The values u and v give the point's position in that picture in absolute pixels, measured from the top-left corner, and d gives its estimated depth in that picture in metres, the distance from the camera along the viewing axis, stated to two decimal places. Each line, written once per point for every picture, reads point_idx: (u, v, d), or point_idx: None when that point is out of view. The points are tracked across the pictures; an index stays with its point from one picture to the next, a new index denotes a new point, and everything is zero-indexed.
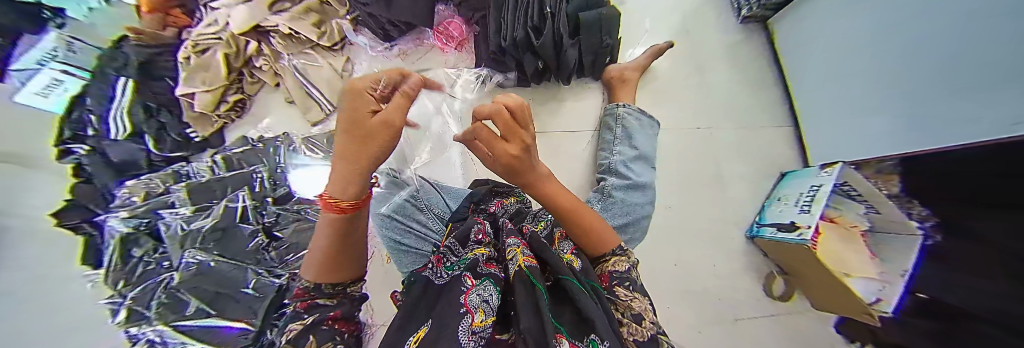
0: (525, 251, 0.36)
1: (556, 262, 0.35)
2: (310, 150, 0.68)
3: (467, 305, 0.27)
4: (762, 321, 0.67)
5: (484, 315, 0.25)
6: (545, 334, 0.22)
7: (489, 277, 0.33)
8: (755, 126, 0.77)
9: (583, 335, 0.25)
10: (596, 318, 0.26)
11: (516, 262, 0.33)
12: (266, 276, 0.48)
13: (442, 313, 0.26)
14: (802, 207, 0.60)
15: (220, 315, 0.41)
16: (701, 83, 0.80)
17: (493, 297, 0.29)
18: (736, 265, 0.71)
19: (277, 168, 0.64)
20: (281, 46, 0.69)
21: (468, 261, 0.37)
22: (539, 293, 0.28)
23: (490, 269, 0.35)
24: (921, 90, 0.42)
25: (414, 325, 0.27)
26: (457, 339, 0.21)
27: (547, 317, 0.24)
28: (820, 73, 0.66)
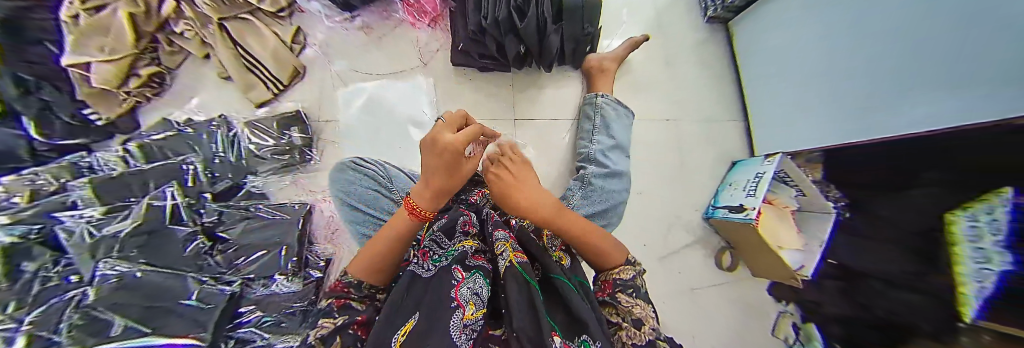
0: (514, 247, 0.36)
1: (548, 261, 0.36)
2: (255, 136, 0.57)
3: (459, 300, 0.27)
4: (714, 290, 0.76)
5: (473, 309, 0.27)
6: (541, 331, 0.23)
7: (478, 270, 0.33)
8: (715, 117, 0.84)
9: (575, 335, 0.25)
10: (589, 318, 0.26)
11: (506, 256, 0.34)
12: (211, 285, 0.40)
13: (434, 305, 0.27)
14: (749, 191, 0.67)
15: (159, 333, 0.30)
16: (671, 74, 0.84)
17: (484, 290, 0.30)
18: (695, 243, 0.79)
19: (214, 158, 0.53)
20: (206, 8, 0.55)
21: (456, 254, 0.37)
22: (533, 289, 0.29)
23: (479, 262, 0.35)
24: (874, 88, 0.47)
25: (399, 320, 0.26)
26: (451, 339, 0.21)
27: (542, 312, 0.25)
28: (768, 69, 0.73)
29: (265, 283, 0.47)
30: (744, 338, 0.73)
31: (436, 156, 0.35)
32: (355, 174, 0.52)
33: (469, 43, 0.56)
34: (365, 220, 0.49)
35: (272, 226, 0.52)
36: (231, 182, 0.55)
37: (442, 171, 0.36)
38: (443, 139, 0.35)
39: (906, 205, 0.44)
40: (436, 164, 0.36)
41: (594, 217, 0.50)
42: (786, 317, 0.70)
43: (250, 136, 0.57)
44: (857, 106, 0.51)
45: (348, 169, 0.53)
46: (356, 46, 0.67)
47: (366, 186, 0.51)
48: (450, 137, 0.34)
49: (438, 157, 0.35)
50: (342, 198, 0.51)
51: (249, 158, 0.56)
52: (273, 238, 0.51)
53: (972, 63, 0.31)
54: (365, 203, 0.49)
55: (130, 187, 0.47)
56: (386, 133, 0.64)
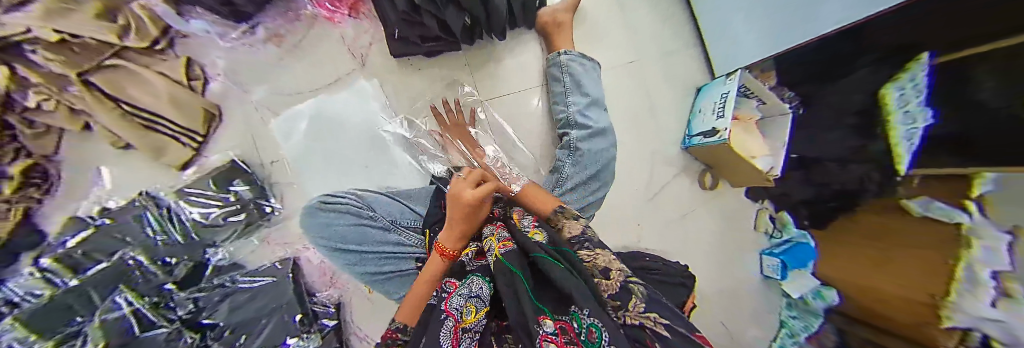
0: (500, 237, 0.35)
1: (525, 241, 0.32)
2: (194, 204, 0.49)
3: (450, 312, 0.28)
4: (703, 208, 0.84)
5: (476, 310, 0.27)
6: (526, 320, 0.22)
7: (474, 273, 0.34)
8: (677, 45, 0.83)
9: (567, 309, 0.23)
10: (573, 287, 0.23)
11: (494, 252, 0.33)
12: None
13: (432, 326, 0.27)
14: (718, 114, 0.70)
15: None
16: (626, 11, 0.81)
17: (484, 290, 0.29)
18: (680, 173, 0.83)
19: (156, 243, 0.45)
20: (53, 64, 0.42)
21: (458, 266, 0.37)
22: (518, 279, 0.27)
23: (478, 263, 0.36)
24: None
25: None
26: None
27: (524, 297, 0.24)
28: None
29: None
30: (735, 241, 0.83)
31: (460, 209, 0.37)
32: (325, 213, 0.46)
33: (404, 26, 0.47)
34: (360, 258, 0.45)
35: (256, 295, 0.47)
36: (192, 262, 0.47)
37: (466, 221, 0.38)
38: (463, 194, 0.37)
39: (859, 92, 0.47)
40: (463, 217, 0.38)
41: (591, 183, 0.48)
42: (764, 213, 0.79)
43: (189, 206, 0.49)
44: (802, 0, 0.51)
45: (317, 211, 0.47)
46: (270, 64, 0.55)
47: (346, 222, 0.46)
48: (472, 189, 0.37)
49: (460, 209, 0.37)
50: (323, 243, 0.46)
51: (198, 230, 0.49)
52: (268, 305, 0.47)
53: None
54: (353, 241, 0.45)
55: (69, 307, 0.38)
56: (347, 157, 0.57)
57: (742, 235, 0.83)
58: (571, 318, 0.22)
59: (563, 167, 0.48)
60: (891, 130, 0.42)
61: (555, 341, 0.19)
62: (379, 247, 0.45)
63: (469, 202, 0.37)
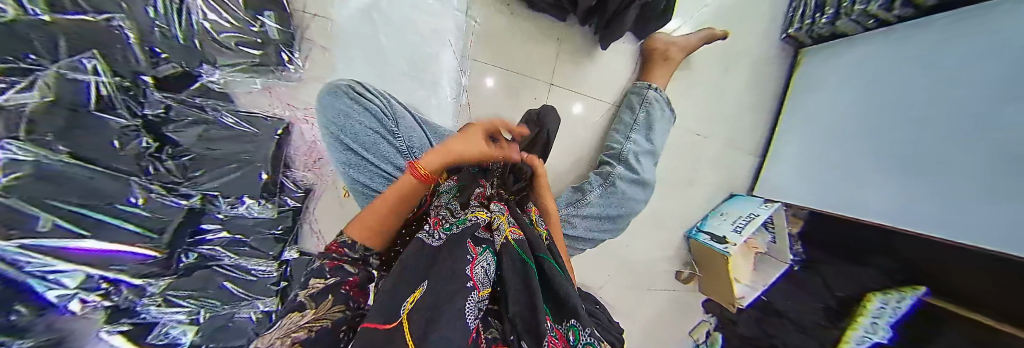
0: (510, 221, 0.38)
1: (538, 238, 0.38)
2: (214, 12, 0.42)
3: (473, 279, 0.27)
4: (666, 293, 0.88)
5: (483, 287, 0.27)
6: (535, 314, 0.27)
7: (487, 246, 0.33)
8: (737, 144, 0.88)
9: (564, 320, 0.30)
10: (577, 306, 0.31)
11: (504, 232, 0.36)
12: (163, 196, 0.35)
13: (442, 276, 0.26)
14: (736, 226, 0.75)
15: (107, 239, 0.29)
16: (723, 84, 0.82)
17: (491, 266, 0.30)
18: (670, 252, 0.87)
19: (151, 27, 0.35)
20: None
21: (468, 224, 0.35)
22: (527, 267, 0.31)
23: (485, 232, 0.35)
24: (891, 149, 0.59)
25: (402, 292, 0.24)
26: (464, 321, 0.21)
27: (541, 296, 0.28)
28: (799, 118, 0.81)
29: (233, 204, 0.43)
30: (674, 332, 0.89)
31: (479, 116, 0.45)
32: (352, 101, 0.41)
33: None
34: (361, 163, 0.41)
35: (240, 137, 0.44)
36: (179, 68, 0.40)
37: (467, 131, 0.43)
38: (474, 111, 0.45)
39: None
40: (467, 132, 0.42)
41: (606, 225, 0.51)
42: (703, 326, 0.86)
43: (201, 3, 0.40)
44: (878, 174, 0.61)
45: (343, 95, 0.41)
46: None
47: (367, 123, 0.41)
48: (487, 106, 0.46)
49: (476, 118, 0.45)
50: (334, 132, 0.41)
51: (201, 38, 0.41)
52: (239, 153, 0.44)
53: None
54: (364, 147, 0.41)
55: (30, 40, 0.25)
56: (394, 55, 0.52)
57: (675, 320, 0.89)
58: (567, 328, 0.30)
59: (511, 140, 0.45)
60: (859, 314, 0.56)
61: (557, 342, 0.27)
62: (383, 166, 0.41)
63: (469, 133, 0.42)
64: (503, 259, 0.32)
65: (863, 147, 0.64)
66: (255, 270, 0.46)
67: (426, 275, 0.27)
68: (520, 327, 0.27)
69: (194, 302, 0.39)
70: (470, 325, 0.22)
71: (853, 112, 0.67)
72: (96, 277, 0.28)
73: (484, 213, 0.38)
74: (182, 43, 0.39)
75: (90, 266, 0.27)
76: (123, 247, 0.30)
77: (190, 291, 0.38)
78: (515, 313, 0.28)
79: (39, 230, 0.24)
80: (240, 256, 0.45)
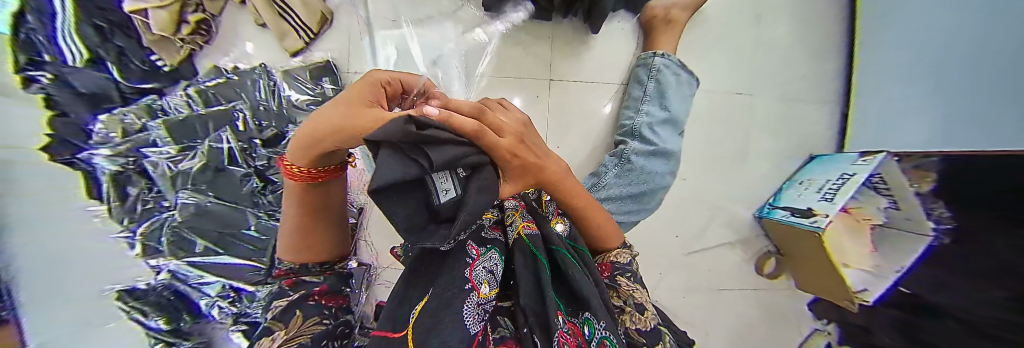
0: (523, 217, 0.39)
1: (550, 231, 0.36)
2: (294, 86, 0.60)
3: (473, 280, 0.29)
4: (744, 291, 0.73)
5: (488, 287, 0.30)
6: (546, 309, 0.27)
7: (493, 245, 0.35)
8: (799, 100, 0.75)
9: (580, 313, 0.29)
10: (593, 296, 0.28)
11: (517, 229, 0.36)
12: (266, 220, 0.50)
13: (446, 275, 0.30)
14: (824, 195, 0.61)
15: (232, 254, 0.45)
16: (757, 37, 0.73)
17: (498, 267, 0.33)
18: (736, 239, 0.73)
19: (258, 105, 0.56)
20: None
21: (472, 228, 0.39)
22: (539, 263, 0.31)
23: (492, 234, 0.38)
24: (975, 87, 0.48)
25: (413, 298, 0.29)
26: (462, 320, 0.25)
27: (548, 290, 0.28)
28: (892, 57, 0.64)
29: None
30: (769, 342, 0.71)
31: (361, 87, 0.24)
32: None
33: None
34: None
35: None
36: (275, 130, 0.56)
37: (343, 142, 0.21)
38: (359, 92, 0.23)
39: None
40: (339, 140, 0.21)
41: (632, 204, 0.49)
42: (821, 336, 0.68)
43: (286, 87, 0.60)
44: (998, 101, 0.44)
45: None
46: None
47: None
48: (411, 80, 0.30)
49: (351, 91, 0.23)
50: None
51: (289, 108, 0.59)
52: None
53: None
54: None
55: (195, 128, 0.50)
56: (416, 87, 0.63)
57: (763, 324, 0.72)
58: (582, 322, 0.28)
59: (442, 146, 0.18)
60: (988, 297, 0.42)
61: (569, 341, 0.25)
62: None
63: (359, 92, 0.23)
64: (516, 257, 0.32)
65: (974, 72, 0.48)
66: None
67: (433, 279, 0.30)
68: (533, 321, 0.27)
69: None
70: (470, 328, 0.25)
71: (924, 67, 0.56)
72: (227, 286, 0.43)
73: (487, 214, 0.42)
74: (278, 111, 0.58)
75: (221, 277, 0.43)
76: (244, 261, 0.45)
77: None
78: (527, 307, 0.28)
79: (196, 250, 0.43)
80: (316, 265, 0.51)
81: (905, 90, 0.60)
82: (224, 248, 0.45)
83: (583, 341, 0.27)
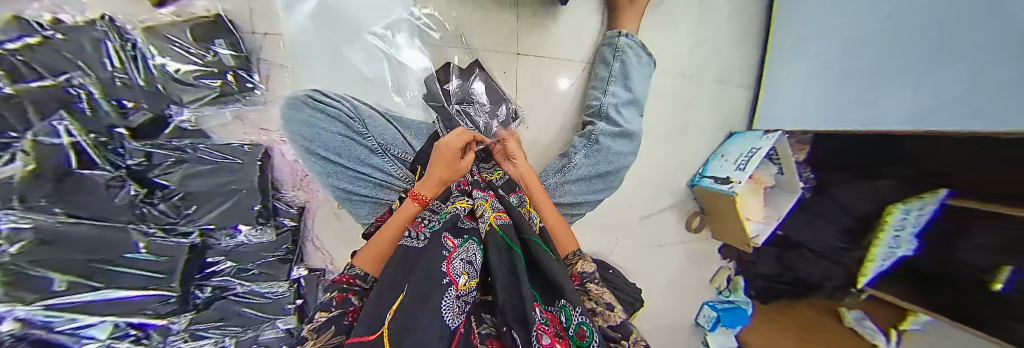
0: (494, 206, 0.38)
1: (521, 221, 0.37)
2: (177, 46, 0.44)
3: (450, 274, 0.28)
4: (678, 245, 0.88)
5: (468, 278, 0.29)
6: (523, 300, 0.26)
7: (470, 237, 0.34)
8: (729, 83, 0.86)
9: (557, 300, 0.28)
10: (567, 283, 0.29)
11: (488, 219, 0.36)
12: (161, 236, 0.37)
13: (421, 267, 0.28)
14: (738, 165, 0.74)
15: (116, 286, 0.32)
16: (703, 21, 0.79)
17: (476, 257, 0.32)
18: (675, 203, 0.86)
19: (112, 80, 0.36)
20: None
21: (450, 216, 0.37)
22: (514, 254, 0.31)
23: (473, 225, 0.36)
24: (868, 81, 0.60)
25: (375, 307, 0.24)
26: (439, 316, 0.23)
27: (525, 281, 0.28)
28: (799, 49, 0.76)
29: (229, 233, 0.44)
30: (692, 281, 0.90)
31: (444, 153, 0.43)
32: (330, 110, 0.45)
33: None
34: (338, 172, 0.47)
35: (219, 171, 0.44)
36: (151, 114, 0.39)
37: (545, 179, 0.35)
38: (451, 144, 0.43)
39: None
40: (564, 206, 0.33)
41: (597, 185, 0.52)
42: (725, 271, 0.90)
43: (155, 52, 0.42)
44: (897, 90, 0.55)
45: (301, 104, 0.45)
46: None
47: (329, 130, 0.45)
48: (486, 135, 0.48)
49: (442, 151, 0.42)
50: (304, 143, 0.46)
51: (164, 82, 0.42)
52: (226, 184, 0.44)
53: (973, 32, 0.43)
54: (337, 153, 0.46)
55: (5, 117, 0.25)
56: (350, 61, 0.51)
57: (690, 269, 0.90)
58: (558, 310, 0.28)
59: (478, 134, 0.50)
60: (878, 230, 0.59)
61: (549, 331, 0.24)
62: (361, 169, 0.46)
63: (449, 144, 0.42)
64: (489, 249, 0.32)
65: (875, 69, 0.59)
66: (268, 293, 0.48)
67: (399, 278, 0.28)
68: (510, 317, 0.26)
69: (217, 331, 0.41)
70: (452, 323, 0.23)
71: (828, 58, 0.68)
72: (125, 325, 0.32)
73: (464, 204, 0.40)
74: (159, 90, 0.41)
75: (112, 316, 0.31)
76: (143, 292, 0.34)
77: (212, 322, 0.41)
78: (505, 303, 0.28)
79: (54, 290, 0.27)
80: (251, 282, 0.47)
81: (812, 80, 0.73)
82: (100, 282, 0.31)
83: (561, 328, 0.26)
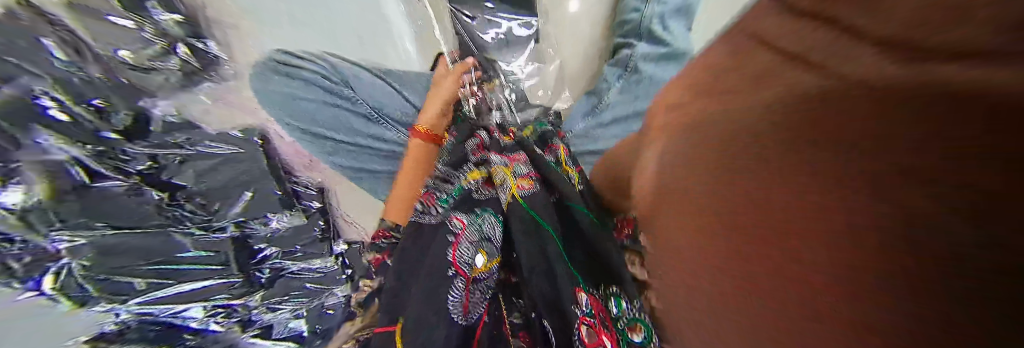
0: (517, 174, 0.43)
1: (569, 195, 0.42)
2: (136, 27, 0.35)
3: (456, 264, 0.35)
4: None
5: (488, 256, 0.37)
6: (561, 295, 0.33)
7: (488, 209, 0.42)
8: None
9: (606, 288, 0.34)
10: (622, 270, 0.35)
11: (512, 190, 0.42)
12: (202, 234, 0.38)
13: (435, 251, 0.37)
14: None
15: (185, 282, 0.37)
16: None
17: (496, 234, 0.39)
18: None
19: (68, 77, 0.28)
20: None
21: (463, 192, 0.45)
22: (552, 240, 0.36)
23: (486, 195, 0.44)
24: None
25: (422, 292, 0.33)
26: (449, 312, 0.32)
27: (571, 270, 0.34)
28: None
29: (262, 221, 0.43)
30: None
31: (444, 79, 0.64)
32: (312, 72, 0.58)
33: None
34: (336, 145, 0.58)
35: (229, 161, 0.40)
36: (129, 112, 0.32)
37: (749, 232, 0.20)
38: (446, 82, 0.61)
39: None
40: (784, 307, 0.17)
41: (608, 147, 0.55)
42: None
43: (85, 31, 0.31)
44: None
45: (271, 68, 0.52)
46: None
47: (314, 104, 0.57)
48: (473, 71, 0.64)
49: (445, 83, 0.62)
50: (291, 120, 0.52)
51: (122, 69, 0.33)
52: (238, 177, 0.41)
53: None
54: (325, 128, 0.58)
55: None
56: (343, 30, 0.67)
57: None
58: (608, 295, 0.34)
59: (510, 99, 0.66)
60: None
61: (590, 322, 0.31)
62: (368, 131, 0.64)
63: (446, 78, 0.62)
64: (513, 222, 0.39)
65: None
66: (320, 268, 0.49)
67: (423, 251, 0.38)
68: (541, 302, 0.34)
69: (288, 303, 0.46)
70: (456, 313, 0.32)
71: None
72: (211, 305, 0.39)
73: (479, 175, 0.47)
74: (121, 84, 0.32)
75: (201, 301, 0.38)
76: (213, 282, 0.39)
77: (281, 296, 0.45)
78: (541, 291, 0.34)
79: (137, 289, 0.34)
80: (300, 260, 0.47)
81: None
82: (175, 278, 0.36)
83: (610, 316, 0.32)
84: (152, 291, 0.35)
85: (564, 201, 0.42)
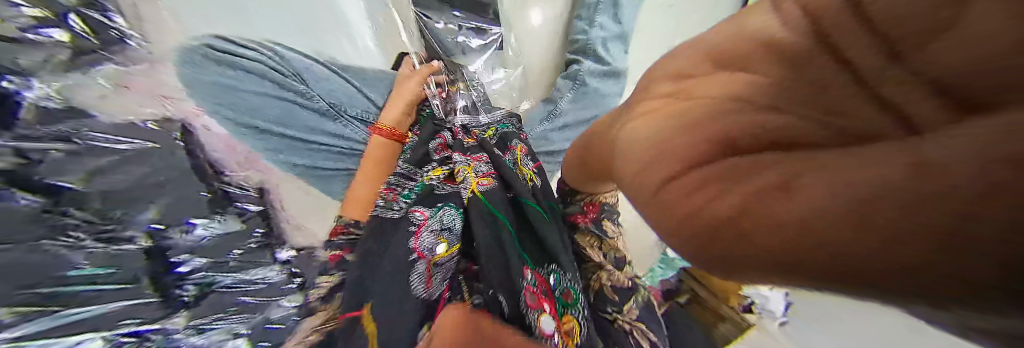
0: (476, 173, 0.48)
1: (518, 188, 0.46)
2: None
3: (418, 251, 0.39)
4: None
5: (448, 245, 0.41)
6: (511, 277, 0.38)
7: (449, 203, 0.45)
8: None
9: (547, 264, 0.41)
10: (560, 253, 0.41)
11: (471, 184, 0.46)
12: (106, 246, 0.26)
13: (395, 243, 0.39)
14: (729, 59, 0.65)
15: (86, 298, 0.25)
16: None
17: (456, 224, 0.43)
18: None
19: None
20: None
21: (425, 188, 0.47)
22: (502, 228, 0.41)
23: (449, 190, 0.47)
24: None
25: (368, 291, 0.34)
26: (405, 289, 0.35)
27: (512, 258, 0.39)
28: None
29: (184, 229, 0.30)
30: None
31: (408, 80, 0.68)
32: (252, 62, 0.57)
33: None
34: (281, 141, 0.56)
35: (143, 156, 0.30)
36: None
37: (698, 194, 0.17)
38: (411, 85, 0.67)
39: None
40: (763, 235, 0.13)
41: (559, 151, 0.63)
42: None
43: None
44: None
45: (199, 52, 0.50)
46: None
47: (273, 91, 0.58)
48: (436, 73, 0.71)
49: (406, 83, 0.67)
50: (225, 109, 0.50)
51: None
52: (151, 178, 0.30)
53: None
54: (278, 120, 0.58)
55: None
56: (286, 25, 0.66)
57: None
58: (548, 271, 0.40)
59: (473, 100, 0.70)
60: None
61: (534, 291, 0.37)
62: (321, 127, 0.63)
63: (407, 81, 0.68)
64: (471, 212, 0.43)
65: None
66: (263, 278, 0.37)
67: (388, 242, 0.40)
68: (498, 285, 0.37)
69: (229, 319, 0.32)
70: (416, 295, 0.35)
71: None
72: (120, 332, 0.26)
73: (440, 171, 0.50)
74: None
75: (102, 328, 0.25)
76: (129, 300, 0.27)
77: (218, 314, 0.32)
78: (493, 278, 0.38)
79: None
80: (240, 272, 0.35)
81: None
82: (64, 304, 0.24)
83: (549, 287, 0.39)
84: (43, 317, 0.23)
85: (512, 194, 0.47)
